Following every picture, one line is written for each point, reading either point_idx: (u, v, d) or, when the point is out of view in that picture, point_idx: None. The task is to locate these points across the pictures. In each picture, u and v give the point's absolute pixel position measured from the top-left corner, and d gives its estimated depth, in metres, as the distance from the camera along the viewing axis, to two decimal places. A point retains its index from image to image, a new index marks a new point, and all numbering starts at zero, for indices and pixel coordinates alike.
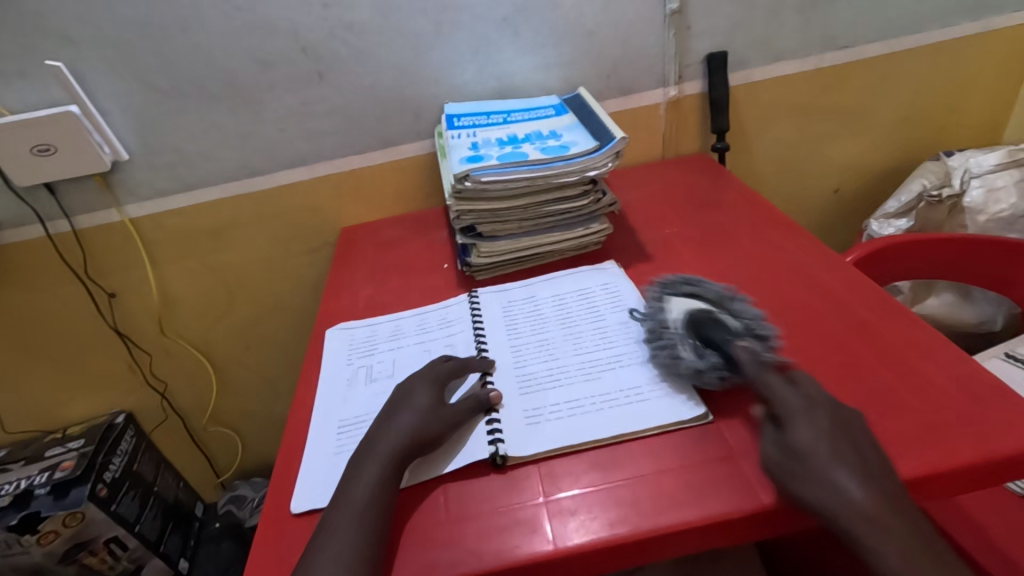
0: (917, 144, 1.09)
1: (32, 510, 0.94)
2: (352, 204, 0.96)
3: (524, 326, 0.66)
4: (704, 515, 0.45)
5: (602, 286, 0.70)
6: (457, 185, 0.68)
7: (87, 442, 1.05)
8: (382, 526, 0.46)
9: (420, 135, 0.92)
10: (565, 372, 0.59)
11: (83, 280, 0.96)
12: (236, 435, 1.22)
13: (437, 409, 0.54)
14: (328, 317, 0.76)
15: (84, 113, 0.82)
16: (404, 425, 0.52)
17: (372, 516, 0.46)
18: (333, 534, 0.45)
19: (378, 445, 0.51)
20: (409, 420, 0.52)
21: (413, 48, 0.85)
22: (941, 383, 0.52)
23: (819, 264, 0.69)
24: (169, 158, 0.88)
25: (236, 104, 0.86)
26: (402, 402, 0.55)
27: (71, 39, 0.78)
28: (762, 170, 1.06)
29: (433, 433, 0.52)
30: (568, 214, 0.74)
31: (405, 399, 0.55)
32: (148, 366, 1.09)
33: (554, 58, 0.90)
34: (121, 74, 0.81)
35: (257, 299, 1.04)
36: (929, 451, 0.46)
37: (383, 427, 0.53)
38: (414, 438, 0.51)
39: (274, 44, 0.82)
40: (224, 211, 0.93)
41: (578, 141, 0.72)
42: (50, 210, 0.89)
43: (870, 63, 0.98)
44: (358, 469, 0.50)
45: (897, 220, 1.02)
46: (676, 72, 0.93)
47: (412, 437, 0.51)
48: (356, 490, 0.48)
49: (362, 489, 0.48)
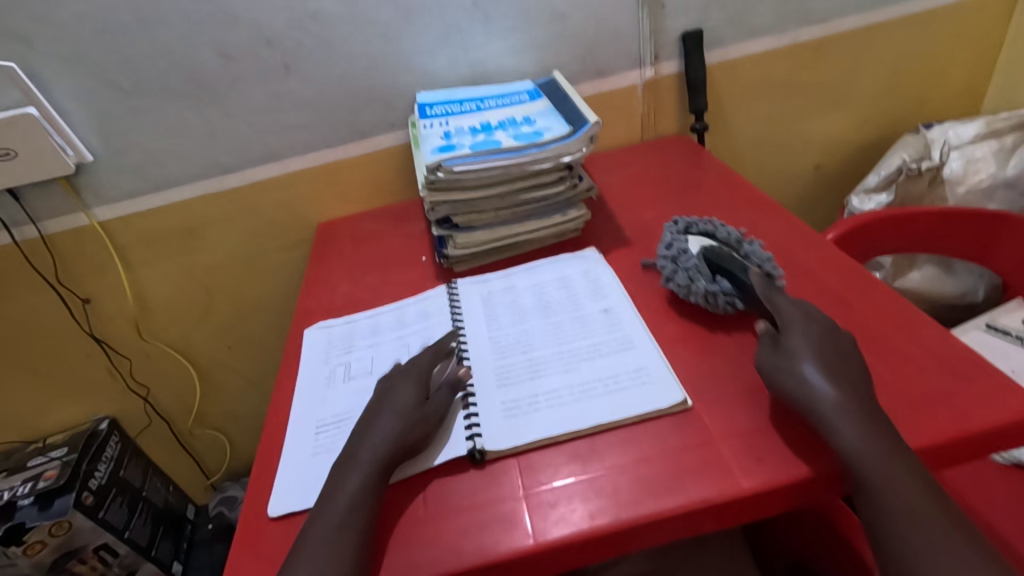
0: (896, 118, 1.09)
1: (17, 521, 0.93)
2: (328, 199, 0.94)
3: (505, 311, 0.66)
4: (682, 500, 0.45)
5: (581, 273, 0.70)
6: (429, 176, 0.66)
7: (70, 450, 1.04)
8: (365, 535, 0.45)
9: (394, 126, 0.90)
10: (579, 355, 0.58)
11: (55, 287, 0.94)
12: (224, 436, 1.21)
13: (419, 412, 0.53)
14: (305, 316, 0.74)
15: (43, 114, 0.79)
16: (386, 432, 0.51)
17: (354, 528, 0.45)
18: (314, 545, 0.44)
19: (361, 453, 0.50)
20: (390, 427, 0.51)
21: (382, 36, 0.83)
22: (919, 359, 0.51)
23: (798, 243, 0.68)
24: (136, 159, 0.86)
25: (202, 101, 0.83)
26: (387, 402, 0.54)
27: (24, 38, 0.75)
28: (742, 149, 1.05)
29: (416, 437, 0.51)
30: (545, 201, 0.73)
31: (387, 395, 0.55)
32: (129, 371, 1.07)
33: (526, 41, 0.88)
34: (78, 73, 0.78)
35: (236, 299, 1.03)
36: (907, 429, 0.46)
37: (365, 430, 0.52)
38: (396, 444, 0.50)
39: (237, 37, 0.80)
40: (196, 210, 0.91)
41: (552, 127, 0.71)
42: (15, 216, 0.87)
43: (847, 37, 0.97)
44: (341, 480, 0.48)
45: (878, 195, 1.01)
46: (651, 52, 0.92)
47: (394, 444, 0.50)
48: (339, 502, 0.47)
49: (343, 499, 0.47)
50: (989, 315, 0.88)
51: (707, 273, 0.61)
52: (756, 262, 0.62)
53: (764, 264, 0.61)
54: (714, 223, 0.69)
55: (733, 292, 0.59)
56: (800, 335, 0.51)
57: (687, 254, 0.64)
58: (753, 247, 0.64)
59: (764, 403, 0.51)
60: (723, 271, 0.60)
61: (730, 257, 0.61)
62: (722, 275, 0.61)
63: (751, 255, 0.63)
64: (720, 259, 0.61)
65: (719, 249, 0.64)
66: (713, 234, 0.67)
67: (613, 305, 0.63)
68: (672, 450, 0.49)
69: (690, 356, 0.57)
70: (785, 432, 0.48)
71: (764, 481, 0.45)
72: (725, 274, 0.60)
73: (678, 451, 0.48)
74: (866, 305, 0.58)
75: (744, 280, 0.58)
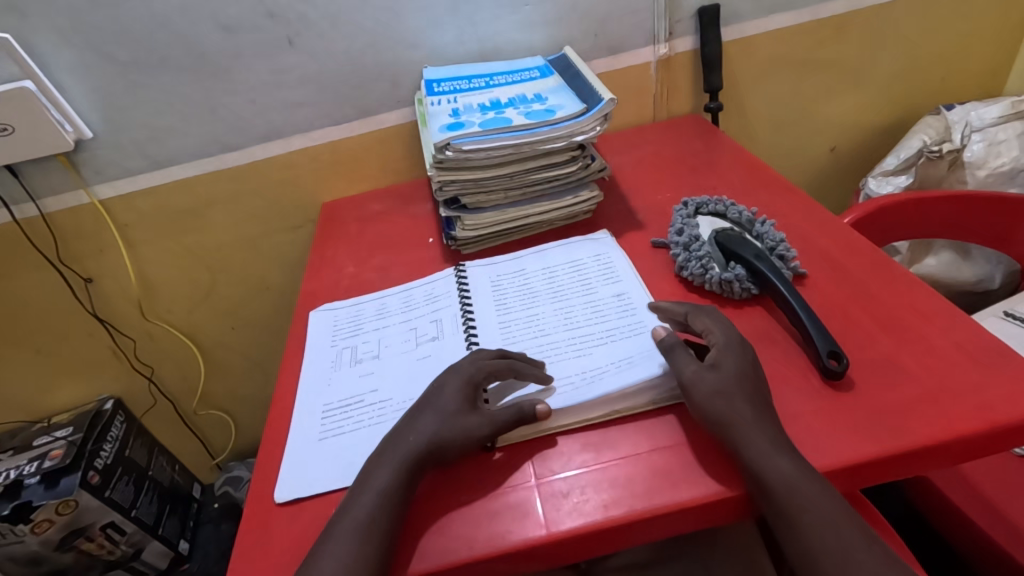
0: (916, 98, 1.06)
1: (24, 500, 0.93)
2: (332, 179, 0.92)
3: (513, 292, 0.65)
4: (696, 491, 0.44)
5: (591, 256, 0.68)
6: (438, 154, 0.64)
7: (75, 429, 1.04)
8: (392, 533, 0.44)
9: (400, 104, 0.88)
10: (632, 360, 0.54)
11: (56, 266, 0.93)
12: (228, 416, 1.21)
13: (468, 415, 0.49)
14: (310, 298, 0.73)
15: (40, 89, 0.77)
16: (428, 427, 0.49)
17: (383, 526, 0.44)
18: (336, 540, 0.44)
19: (397, 449, 0.48)
20: (434, 424, 0.49)
21: (387, 9, 0.80)
22: (942, 348, 0.50)
23: (816, 227, 0.66)
24: (136, 136, 0.84)
25: (203, 76, 0.81)
26: (430, 401, 0.51)
27: (17, 8, 0.72)
28: (757, 130, 1.02)
29: (464, 443, 0.48)
30: (556, 182, 0.71)
31: (439, 391, 0.52)
32: (133, 351, 1.06)
33: (537, 16, 0.85)
34: (75, 45, 0.76)
35: (241, 279, 1.01)
36: (931, 421, 0.45)
37: (408, 425, 0.50)
38: (436, 442, 0.48)
39: (238, 9, 0.77)
40: (198, 189, 0.89)
41: (564, 104, 0.68)
42: (15, 193, 0.85)
43: (869, 13, 0.94)
44: (372, 473, 0.47)
45: (897, 177, 0.99)
46: (666, 28, 0.89)
47: (433, 444, 0.48)
48: (367, 496, 0.45)
49: (371, 493, 0.45)
50: (1007, 302, 0.87)
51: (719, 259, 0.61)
52: (769, 244, 0.62)
53: (776, 246, 0.61)
54: (724, 203, 0.68)
55: (747, 277, 0.58)
56: (735, 357, 0.49)
57: (699, 240, 0.63)
58: (765, 229, 0.63)
59: (781, 393, 0.49)
60: (736, 256, 0.60)
61: (743, 241, 0.61)
62: (736, 261, 0.60)
63: (763, 236, 0.62)
64: (733, 244, 0.61)
65: (731, 231, 0.63)
66: (723, 214, 0.67)
67: (627, 290, 0.62)
68: (688, 440, 0.47)
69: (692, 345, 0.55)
70: (804, 423, 0.47)
71: None
72: (738, 260, 0.60)
73: (693, 441, 0.47)
74: (888, 292, 0.56)
75: (759, 264, 0.58)
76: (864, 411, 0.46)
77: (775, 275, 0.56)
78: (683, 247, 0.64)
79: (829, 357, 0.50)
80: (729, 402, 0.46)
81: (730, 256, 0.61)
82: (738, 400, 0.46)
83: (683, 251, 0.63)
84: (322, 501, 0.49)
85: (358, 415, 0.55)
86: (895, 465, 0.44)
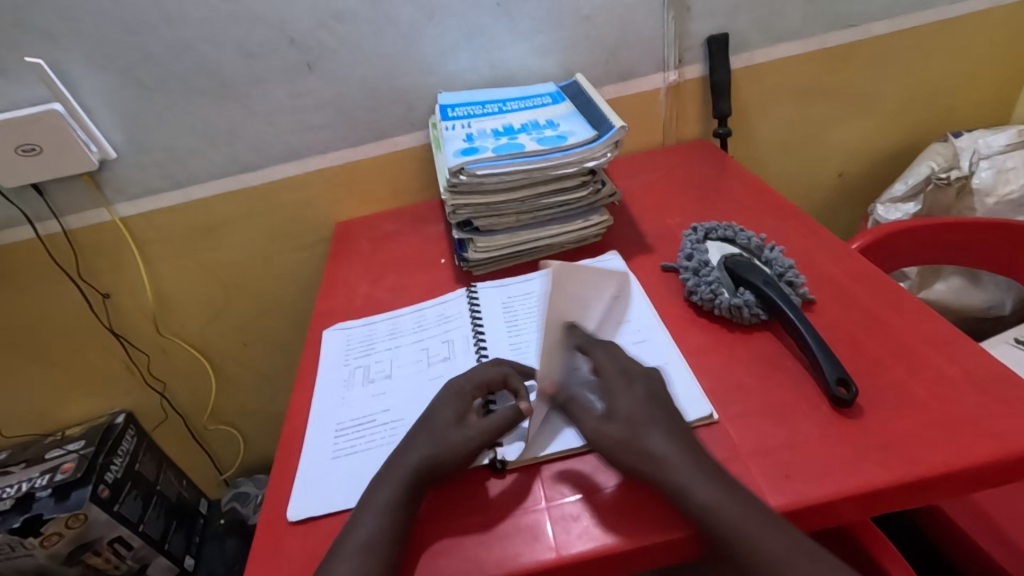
0: (924, 125, 1.07)
1: (35, 513, 0.94)
2: (346, 199, 0.94)
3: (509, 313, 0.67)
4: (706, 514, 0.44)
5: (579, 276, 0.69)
6: (452, 179, 0.66)
7: (87, 443, 1.05)
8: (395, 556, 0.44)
9: (414, 127, 0.90)
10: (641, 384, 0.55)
11: (76, 281, 0.95)
12: (237, 432, 1.21)
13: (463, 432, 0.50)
14: (323, 317, 0.74)
15: (68, 111, 0.79)
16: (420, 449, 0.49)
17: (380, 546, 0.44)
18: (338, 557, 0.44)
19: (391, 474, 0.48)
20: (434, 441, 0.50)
21: (405, 37, 0.83)
22: (952, 376, 0.50)
23: (825, 253, 0.67)
24: (159, 156, 0.86)
25: (224, 99, 0.83)
26: (427, 419, 0.52)
27: (50, 35, 0.75)
28: (765, 154, 1.04)
29: (453, 460, 0.49)
30: (567, 206, 0.72)
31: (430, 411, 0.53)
32: (146, 365, 1.08)
33: (550, 43, 0.87)
34: (104, 70, 0.79)
35: (254, 296, 1.03)
36: (941, 450, 0.45)
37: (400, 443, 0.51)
38: (433, 460, 0.48)
39: (261, 36, 0.80)
40: (216, 207, 0.92)
41: (576, 131, 0.70)
42: (39, 211, 0.88)
43: (876, 42, 0.96)
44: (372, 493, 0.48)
45: (905, 204, 0.99)
46: (676, 56, 0.91)
47: (431, 462, 0.48)
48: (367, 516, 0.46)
49: (372, 513, 0.46)
50: (1017, 329, 0.86)
51: (729, 284, 0.61)
52: (778, 270, 0.62)
53: (785, 272, 0.61)
54: (733, 228, 0.69)
55: (756, 303, 0.59)
56: (624, 398, 0.49)
57: (708, 265, 0.64)
58: (774, 255, 0.64)
59: (790, 420, 0.50)
60: (745, 281, 0.60)
61: (752, 266, 0.61)
62: (745, 287, 0.60)
63: (772, 262, 0.63)
64: (743, 269, 0.61)
65: (740, 257, 0.64)
66: (732, 239, 0.68)
67: (636, 314, 0.63)
68: None
69: (698, 372, 0.56)
70: (814, 449, 0.47)
71: (793, 499, 0.44)
72: (747, 286, 0.60)
73: None
74: (899, 320, 0.57)
75: (768, 290, 0.58)
76: (872, 439, 0.47)
77: (784, 301, 0.57)
78: (692, 272, 0.64)
79: (838, 385, 0.50)
80: (632, 438, 0.47)
81: (740, 282, 0.61)
82: (644, 434, 0.47)
83: (693, 276, 0.64)
84: (333, 520, 0.50)
85: (364, 434, 0.56)
86: (906, 494, 0.44)
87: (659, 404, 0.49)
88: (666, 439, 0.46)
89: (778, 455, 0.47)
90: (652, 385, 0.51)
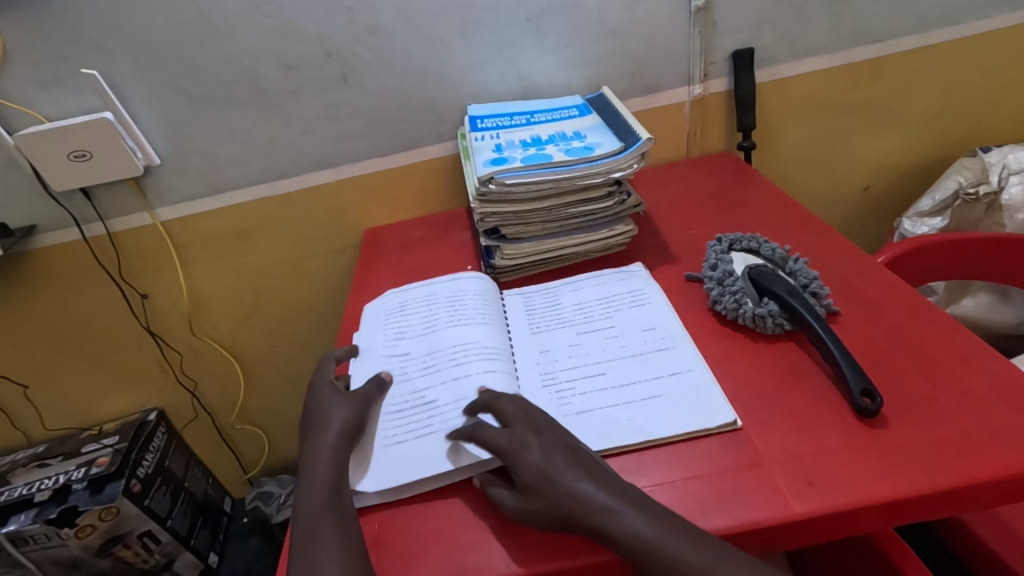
0: (952, 140, 1.06)
1: (70, 504, 0.98)
2: (376, 207, 0.97)
3: (458, 306, 0.69)
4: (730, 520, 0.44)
5: (462, 291, 0.72)
6: (481, 187, 0.68)
7: (121, 438, 1.08)
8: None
9: (443, 137, 0.93)
10: (665, 391, 0.56)
11: (117, 281, 0.99)
12: (263, 432, 1.24)
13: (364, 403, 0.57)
14: (353, 319, 0.77)
15: (117, 119, 0.83)
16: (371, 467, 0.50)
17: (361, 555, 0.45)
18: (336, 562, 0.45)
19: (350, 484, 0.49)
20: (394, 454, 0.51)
21: (437, 50, 0.86)
22: (980, 390, 0.50)
23: (849, 266, 0.67)
24: (199, 163, 0.90)
25: (263, 109, 0.87)
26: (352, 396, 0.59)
27: (105, 47, 0.80)
28: (788, 168, 1.04)
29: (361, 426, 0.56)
30: (593, 215, 0.73)
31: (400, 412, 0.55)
32: (179, 364, 1.11)
33: (577, 57, 0.89)
34: (152, 80, 0.83)
35: (284, 300, 1.06)
36: (967, 462, 0.45)
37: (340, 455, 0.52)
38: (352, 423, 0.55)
39: (299, 49, 0.83)
40: (251, 213, 0.95)
41: (602, 142, 0.72)
42: (86, 214, 0.92)
43: (902, 57, 0.96)
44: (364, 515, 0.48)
45: (931, 219, 0.99)
46: (701, 70, 0.92)
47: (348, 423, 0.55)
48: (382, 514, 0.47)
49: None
50: None
51: (753, 294, 0.62)
52: (803, 281, 0.63)
53: (809, 283, 0.62)
54: (758, 240, 0.69)
55: (780, 313, 0.59)
56: (524, 456, 0.48)
57: (731, 276, 0.65)
58: (799, 266, 0.65)
59: (813, 429, 0.50)
60: (770, 292, 0.61)
61: (776, 277, 0.62)
62: (770, 297, 0.61)
63: (797, 273, 0.63)
64: (767, 279, 0.62)
65: (764, 268, 0.64)
66: (756, 251, 0.68)
67: (660, 323, 0.64)
68: (721, 470, 0.48)
69: (720, 381, 0.56)
70: (837, 458, 0.47)
71: (817, 506, 0.44)
72: (771, 296, 0.61)
73: (726, 471, 0.48)
74: (924, 333, 0.57)
75: (793, 299, 0.59)
76: (896, 449, 0.47)
77: (809, 311, 0.57)
78: (715, 283, 0.65)
79: (863, 396, 0.50)
80: (546, 490, 0.46)
81: (763, 292, 0.62)
82: (559, 483, 0.46)
83: (716, 286, 0.64)
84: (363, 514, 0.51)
85: (410, 421, 0.57)
86: (930, 505, 0.44)
87: (558, 453, 0.48)
88: (583, 481, 0.46)
89: (801, 462, 0.48)
90: (545, 437, 0.50)
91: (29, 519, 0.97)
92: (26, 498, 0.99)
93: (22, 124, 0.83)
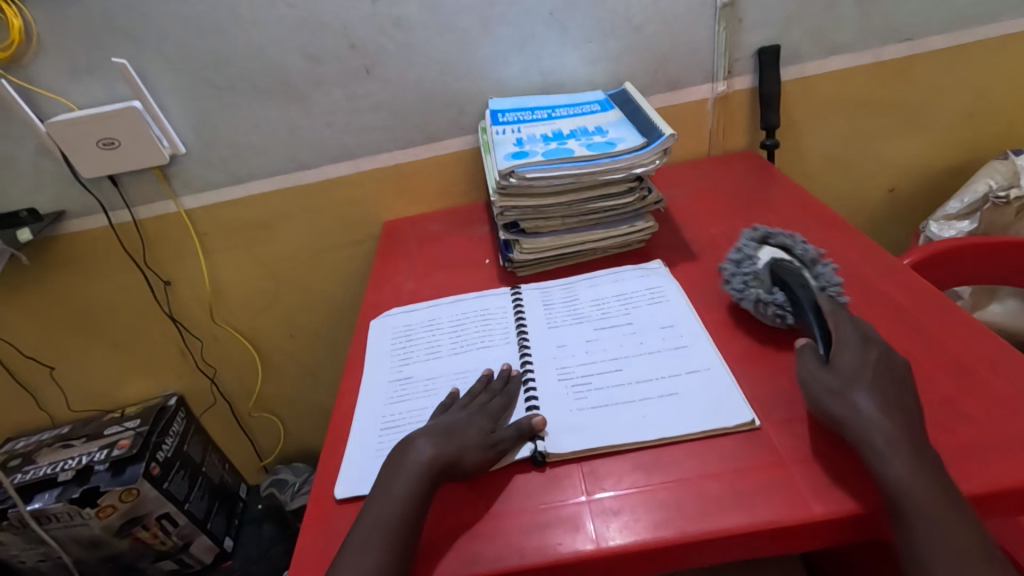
0: (982, 142, 1.04)
1: (92, 485, 1.00)
2: (395, 199, 0.97)
3: (461, 330, 0.69)
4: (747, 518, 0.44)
5: (468, 312, 0.71)
6: (502, 181, 0.68)
7: (142, 421, 1.10)
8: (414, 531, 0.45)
9: (464, 130, 0.93)
10: (682, 389, 0.55)
11: (141, 268, 1.01)
12: (279, 421, 1.26)
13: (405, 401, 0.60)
14: (372, 309, 0.77)
15: (145, 107, 0.85)
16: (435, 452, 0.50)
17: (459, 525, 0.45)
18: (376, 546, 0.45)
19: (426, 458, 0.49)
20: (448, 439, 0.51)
21: (460, 44, 0.86)
22: (1010, 397, 0.49)
23: (875, 267, 0.66)
24: (223, 152, 0.91)
25: (286, 100, 0.88)
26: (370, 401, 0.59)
27: (135, 37, 0.81)
28: (812, 168, 1.03)
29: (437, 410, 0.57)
30: (613, 211, 0.73)
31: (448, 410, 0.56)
32: (199, 351, 1.13)
33: (600, 53, 0.89)
34: (180, 70, 0.84)
35: (303, 290, 1.07)
36: (994, 468, 0.44)
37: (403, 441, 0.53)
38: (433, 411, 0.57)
39: (324, 41, 0.84)
40: (272, 203, 0.96)
41: (624, 138, 0.71)
42: (113, 201, 0.94)
43: (933, 57, 0.94)
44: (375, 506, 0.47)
45: (959, 222, 0.97)
46: (726, 67, 0.91)
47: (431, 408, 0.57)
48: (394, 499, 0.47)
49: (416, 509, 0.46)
50: None
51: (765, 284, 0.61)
52: (825, 284, 0.60)
53: (828, 286, 0.59)
54: (795, 239, 0.66)
55: (785, 304, 0.58)
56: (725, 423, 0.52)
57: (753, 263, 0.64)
58: (829, 272, 0.61)
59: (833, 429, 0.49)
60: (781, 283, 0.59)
61: (795, 271, 0.60)
62: (781, 287, 0.60)
63: (821, 276, 0.61)
64: (783, 272, 0.60)
65: (789, 264, 0.62)
66: (790, 248, 0.65)
67: (677, 322, 0.63)
68: (739, 469, 0.48)
69: (739, 380, 0.56)
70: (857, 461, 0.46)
71: (836, 507, 0.44)
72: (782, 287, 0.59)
73: (744, 469, 0.48)
74: (951, 337, 0.56)
75: (801, 293, 0.57)
76: None
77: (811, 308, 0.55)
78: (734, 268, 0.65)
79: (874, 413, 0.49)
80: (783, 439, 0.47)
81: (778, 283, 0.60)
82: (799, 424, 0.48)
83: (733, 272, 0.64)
84: None
85: None
86: None
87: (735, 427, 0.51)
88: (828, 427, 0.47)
89: (822, 464, 0.47)
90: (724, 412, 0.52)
91: (52, 498, 0.99)
92: (51, 477, 1.01)
93: (53, 112, 0.84)
